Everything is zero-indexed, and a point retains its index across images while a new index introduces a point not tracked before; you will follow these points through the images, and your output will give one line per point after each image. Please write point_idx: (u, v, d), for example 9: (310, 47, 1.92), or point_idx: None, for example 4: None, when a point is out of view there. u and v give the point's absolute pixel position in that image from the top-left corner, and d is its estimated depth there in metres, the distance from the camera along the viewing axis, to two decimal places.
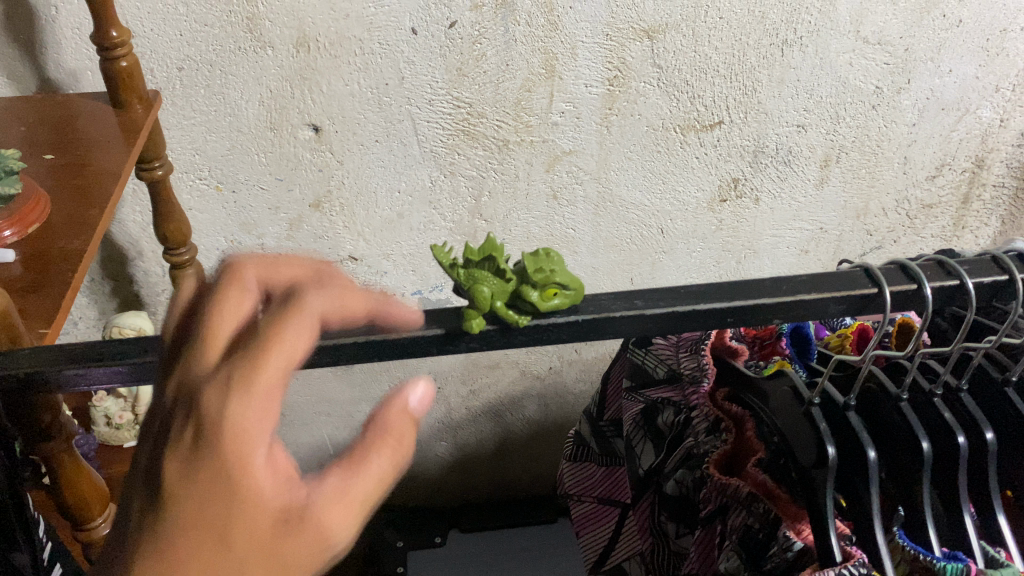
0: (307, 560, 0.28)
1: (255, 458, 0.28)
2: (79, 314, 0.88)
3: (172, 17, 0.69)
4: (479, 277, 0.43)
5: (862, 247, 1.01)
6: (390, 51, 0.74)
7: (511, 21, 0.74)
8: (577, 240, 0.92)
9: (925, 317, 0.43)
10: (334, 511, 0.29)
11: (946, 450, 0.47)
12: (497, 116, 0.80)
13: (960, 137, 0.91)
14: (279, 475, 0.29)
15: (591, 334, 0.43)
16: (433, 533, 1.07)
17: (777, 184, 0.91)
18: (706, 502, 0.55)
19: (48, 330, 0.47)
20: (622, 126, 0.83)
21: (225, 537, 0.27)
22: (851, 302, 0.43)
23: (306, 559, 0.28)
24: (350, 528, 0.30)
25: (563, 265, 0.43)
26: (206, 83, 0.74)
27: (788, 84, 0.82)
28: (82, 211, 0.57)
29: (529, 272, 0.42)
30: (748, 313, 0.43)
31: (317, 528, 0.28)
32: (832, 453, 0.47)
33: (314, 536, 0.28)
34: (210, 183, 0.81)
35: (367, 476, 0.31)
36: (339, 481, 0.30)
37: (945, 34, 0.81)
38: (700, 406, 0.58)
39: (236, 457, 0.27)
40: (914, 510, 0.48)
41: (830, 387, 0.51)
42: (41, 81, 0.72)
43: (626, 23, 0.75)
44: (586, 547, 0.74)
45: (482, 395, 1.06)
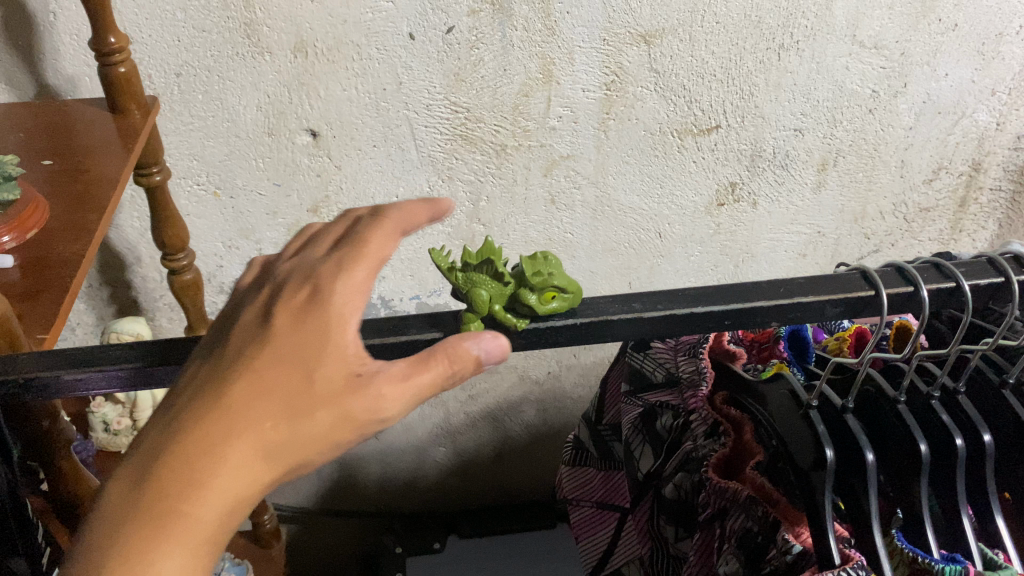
0: (361, 416, 0.34)
1: (342, 323, 0.34)
2: (77, 320, 0.88)
3: (170, 23, 0.70)
4: (477, 282, 0.44)
5: (860, 251, 1.01)
6: (387, 56, 0.74)
7: (509, 27, 0.74)
8: (575, 244, 0.92)
9: (922, 320, 0.44)
10: (391, 387, 0.34)
11: (944, 453, 0.47)
12: (495, 121, 0.80)
13: (956, 140, 0.91)
14: (358, 344, 0.35)
15: (589, 338, 0.43)
16: (431, 539, 1.07)
17: (775, 187, 0.91)
18: (705, 506, 0.55)
19: (46, 335, 0.47)
20: (619, 130, 0.83)
21: (303, 376, 0.33)
22: (849, 305, 0.43)
23: (360, 417, 0.34)
24: (403, 406, 0.34)
25: (560, 267, 0.43)
26: (204, 88, 0.74)
27: (785, 88, 0.82)
28: (80, 216, 0.57)
29: (526, 276, 0.43)
30: (745, 316, 0.43)
31: (375, 395, 0.34)
32: (831, 455, 0.47)
33: (369, 399, 0.34)
34: (208, 188, 0.81)
35: (429, 370, 0.35)
36: (404, 370, 0.35)
37: (941, 38, 0.82)
38: (698, 410, 0.58)
39: (328, 313, 0.34)
40: (912, 512, 0.48)
41: (828, 390, 0.52)
42: (39, 87, 0.72)
43: (624, 27, 0.76)
44: (586, 551, 0.74)
45: (480, 400, 1.06)
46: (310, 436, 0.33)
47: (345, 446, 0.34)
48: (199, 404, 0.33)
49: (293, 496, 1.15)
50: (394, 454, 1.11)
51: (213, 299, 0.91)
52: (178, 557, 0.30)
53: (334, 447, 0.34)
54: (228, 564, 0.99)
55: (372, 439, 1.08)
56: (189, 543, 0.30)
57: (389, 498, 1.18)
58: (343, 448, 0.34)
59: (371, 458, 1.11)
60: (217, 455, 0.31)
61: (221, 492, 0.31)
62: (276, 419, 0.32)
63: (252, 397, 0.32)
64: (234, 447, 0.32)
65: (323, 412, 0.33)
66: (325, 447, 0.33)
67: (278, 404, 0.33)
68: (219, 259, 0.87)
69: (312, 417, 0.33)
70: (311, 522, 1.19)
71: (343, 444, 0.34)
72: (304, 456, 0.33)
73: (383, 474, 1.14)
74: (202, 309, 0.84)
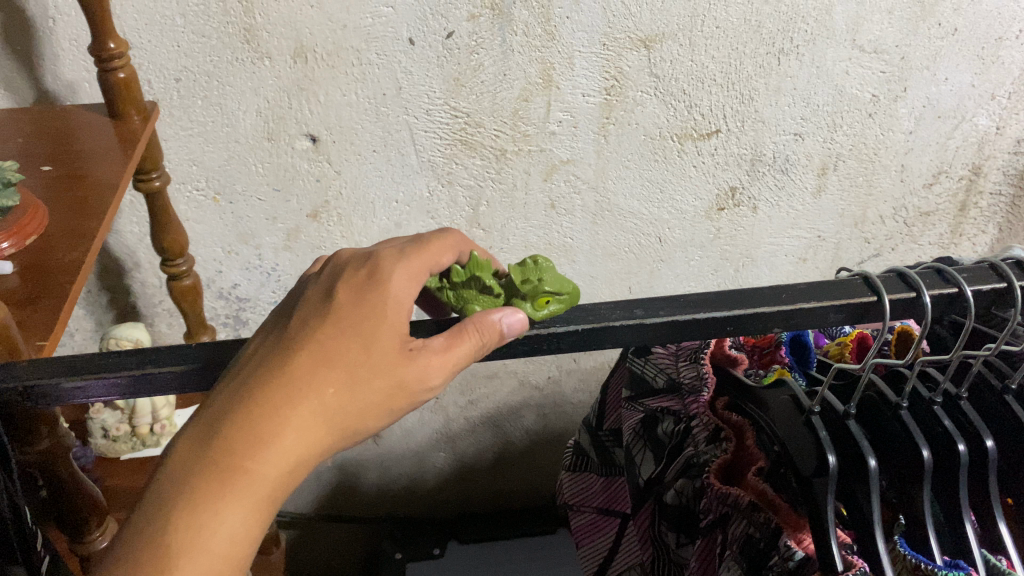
0: (408, 388, 0.39)
1: (397, 304, 0.40)
2: (76, 326, 0.88)
3: (169, 28, 0.69)
4: (470, 299, 0.46)
5: (860, 255, 1.01)
6: (387, 61, 0.74)
7: (509, 31, 0.74)
8: (575, 248, 0.92)
9: (924, 325, 0.43)
10: (436, 361, 0.39)
11: (946, 459, 0.47)
12: (495, 126, 0.80)
13: (956, 145, 0.91)
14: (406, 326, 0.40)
15: (590, 344, 0.42)
16: (431, 545, 1.07)
17: (775, 192, 0.91)
18: (707, 512, 0.54)
19: (46, 342, 0.47)
20: (619, 135, 0.83)
21: (364, 349, 0.38)
22: (851, 311, 0.43)
23: (408, 388, 0.39)
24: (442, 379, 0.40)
25: (550, 272, 0.45)
26: (204, 94, 0.74)
27: (785, 92, 0.82)
28: (80, 223, 0.57)
29: (517, 286, 0.44)
30: (747, 322, 0.43)
31: (423, 367, 0.39)
32: (833, 461, 0.47)
33: (416, 372, 0.39)
34: (208, 194, 0.81)
35: (467, 349, 0.40)
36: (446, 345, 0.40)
37: (941, 42, 0.81)
38: (700, 415, 0.58)
39: (387, 297, 0.40)
40: (914, 519, 0.48)
41: (830, 396, 0.52)
42: (38, 93, 0.72)
43: (624, 32, 0.75)
44: (586, 557, 0.74)
45: (480, 405, 1.06)
46: (365, 402, 0.38)
47: (391, 414, 0.40)
48: (270, 368, 0.38)
49: (292, 502, 1.15)
50: (394, 459, 1.11)
51: (212, 305, 0.91)
52: (253, 497, 0.35)
53: (382, 413, 0.39)
54: None
55: (372, 445, 1.08)
56: (261, 488, 0.35)
57: (389, 503, 1.18)
58: (389, 414, 0.40)
59: (371, 464, 1.11)
60: (287, 414, 0.36)
61: (289, 446, 0.36)
62: (341, 385, 0.38)
63: (318, 364, 0.38)
64: (303, 408, 0.37)
65: (379, 381, 0.38)
66: (376, 412, 0.39)
67: (341, 373, 0.38)
68: (219, 265, 0.87)
69: (367, 385, 0.38)
70: (311, 528, 1.19)
71: (390, 410, 0.39)
72: (359, 419, 0.38)
73: (383, 479, 1.14)
74: (201, 315, 0.84)
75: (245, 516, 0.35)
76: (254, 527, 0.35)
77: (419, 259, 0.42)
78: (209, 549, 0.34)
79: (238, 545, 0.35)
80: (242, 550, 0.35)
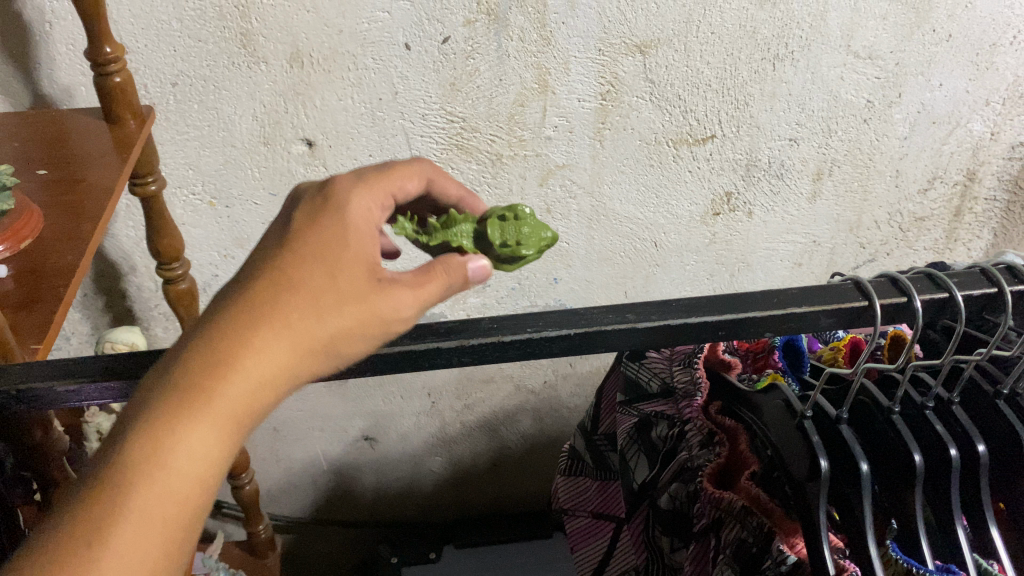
0: (383, 311, 0.36)
1: (361, 231, 0.37)
2: (71, 329, 0.88)
3: (166, 33, 0.70)
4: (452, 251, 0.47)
5: (855, 260, 1.01)
6: (383, 66, 0.75)
7: (505, 37, 0.74)
8: (571, 253, 0.92)
9: (915, 330, 0.44)
10: (407, 292, 0.37)
11: (938, 464, 0.47)
12: (491, 131, 0.80)
13: (951, 150, 0.91)
14: (372, 252, 0.38)
15: (583, 348, 0.43)
16: (427, 549, 1.07)
17: (770, 197, 0.91)
18: (700, 516, 0.55)
19: (40, 345, 0.47)
20: (614, 140, 0.83)
21: (332, 271, 0.35)
22: (842, 316, 0.43)
23: (384, 313, 0.36)
24: (417, 307, 0.38)
25: (522, 221, 0.47)
26: (200, 98, 0.74)
27: (780, 97, 0.82)
28: (75, 227, 0.57)
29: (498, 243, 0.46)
30: (739, 326, 0.43)
31: (395, 296, 0.37)
32: (825, 466, 0.47)
33: (391, 295, 0.36)
34: (204, 198, 0.81)
35: (435, 280, 0.39)
36: (413, 280, 0.38)
37: (935, 49, 0.82)
38: (694, 420, 0.58)
39: (349, 222, 0.37)
40: (907, 523, 0.48)
41: (822, 400, 0.52)
42: (34, 97, 0.72)
43: (619, 37, 0.76)
44: (581, 561, 0.73)
45: (476, 410, 1.06)
46: (339, 323, 0.35)
47: (367, 340, 0.36)
48: (234, 293, 0.34)
49: (288, 506, 1.15)
50: (390, 464, 1.11)
51: None
52: (217, 422, 0.31)
53: (357, 338, 0.36)
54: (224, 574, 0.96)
55: (368, 449, 1.08)
56: (226, 413, 0.32)
57: (385, 507, 1.18)
58: (365, 341, 0.36)
59: (367, 468, 1.11)
60: (254, 336, 0.33)
61: (258, 369, 0.32)
62: (310, 306, 0.34)
63: (283, 286, 0.34)
64: (270, 326, 0.33)
65: (351, 307, 0.35)
66: (351, 334, 0.35)
67: (308, 296, 0.34)
68: (215, 268, 0.87)
69: (341, 305, 0.35)
70: (307, 532, 1.19)
71: (365, 336, 0.36)
72: (331, 345, 0.35)
73: (379, 484, 1.14)
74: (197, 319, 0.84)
75: (208, 442, 0.31)
76: (218, 457, 0.32)
77: (381, 185, 0.41)
78: (168, 478, 0.30)
79: (200, 474, 0.31)
80: (205, 482, 0.31)
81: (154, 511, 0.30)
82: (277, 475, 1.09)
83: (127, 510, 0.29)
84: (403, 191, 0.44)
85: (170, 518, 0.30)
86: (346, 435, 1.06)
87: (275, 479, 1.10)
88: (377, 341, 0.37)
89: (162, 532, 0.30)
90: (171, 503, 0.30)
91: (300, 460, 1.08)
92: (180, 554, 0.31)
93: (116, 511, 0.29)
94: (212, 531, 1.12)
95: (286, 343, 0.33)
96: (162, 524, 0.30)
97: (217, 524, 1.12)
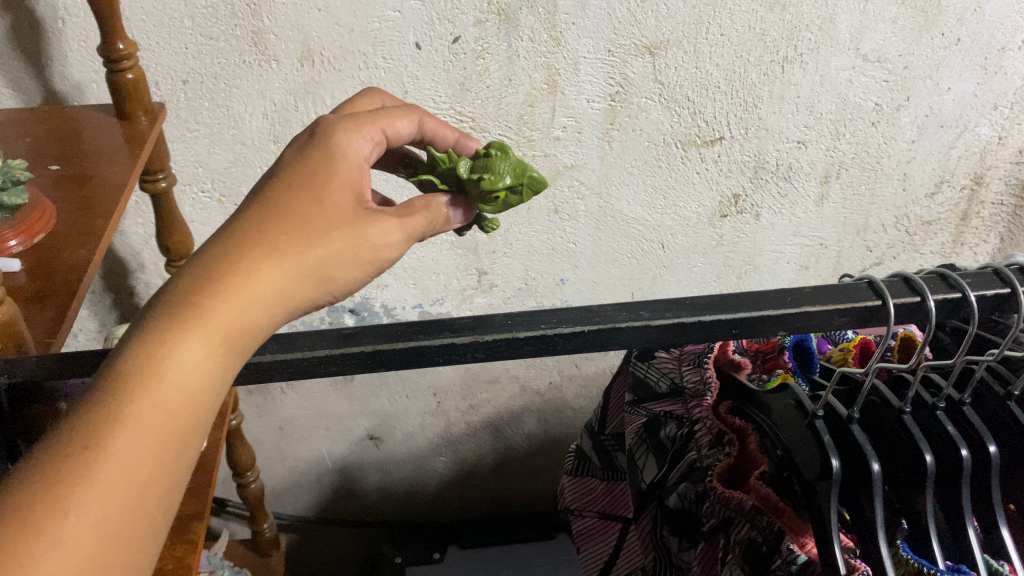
0: (365, 239, 0.39)
1: (346, 168, 0.41)
2: (79, 326, 0.88)
3: (178, 30, 0.70)
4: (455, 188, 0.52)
5: (862, 263, 1.02)
6: (393, 65, 0.75)
7: (515, 37, 0.74)
8: (578, 254, 0.93)
9: (928, 330, 0.44)
10: (389, 222, 0.40)
11: (948, 464, 0.47)
12: (500, 131, 0.80)
13: (958, 154, 0.91)
14: (357, 187, 0.41)
15: (596, 345, 0.43)
16: (431, 549, 1.07)
17: (778, 200, 0.92)
18: (709, 516, 0.55)
19: (54, 338, 0.47)
20: (623, 141, 0.83)
21: (318, 201, 0.39)
22: (855, 315, 0.43)
23: (367, 241, 0.39)
24: (398, 239, 0.41)
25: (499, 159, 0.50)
26: (211, 96, 0.74)
27: (789, 100, 0.83)
28: (87, 222, 0.57)
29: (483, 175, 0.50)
30: (752, 325, 0.43)
31: (379, 225, 0.40)
32: (836, 465, 0.48)
33: (372, 226, 0.39)
34: (213, 196, 0.81)
35: (416, 216, 0.43)
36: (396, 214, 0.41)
37: (943, 52, 0.82)
38: (703, 419, 0.58)
39: (335, 160, 0.41)
40: (917, 524, 0.48)
41: (833, 400, 0.52)
42: (46, 93, 0.72)
43: (629, 38, 0.76)
44: (587, 562, 0.73)
45: (481, 410, 1.06)
46: (325, 250, 0.37)
47: (356, 270, 0.39)
48: (227, 228, 0.37)
49: (293, 505, 1.15)
50: (394, 463, 1.11)
51: None
52: (210, 340, 0.33)
53: (346, 266, 0.38)
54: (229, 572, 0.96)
55: (373, 448, 1.08)
56: (218, 333, 0.33)
57: (389, 507, 1.18)
58: (353, 270, 0.39)
59: (372, 468, 1.11)
60: (246, 259, 0.35)
61: (252, 288, 0.35)
62: (297, 232, 0.37)
63: (272, 215, 0.37)
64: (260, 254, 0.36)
65: (338, 233, 0.38)
66: (339, 262, 0.38)
67: (296, 222, 0.37)
68: None
69: (327, 235, 0.38)
70: (311, 531, 1.19)
71: (353, 265, 0.38)
72: (320, 271, 0.37)
73: (383, 483, 1.14)
74: None
75: (202, 360, 0.33)
76: (210, 377, 0.33)
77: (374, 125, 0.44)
78: (164, 387, 0.31)
79: (194, 391, 0.33)
80: (200, 402, 0.33)
81: (149, 419, 0.31)
82: (282, 474, 1.09)
83: (124, 416, 0.30)
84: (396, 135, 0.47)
85: (165, 428, 0.31)
86: (351, 435, 1.06)
87: (280, 477, 1.10)
88: (365, 272, 0.40)
89: (157, 441, 0.31)
90: (167, 415, 0.31)
91: (305, 459, 1.08)
92: (175, 471, 0.32)
93: (113, 415, 0.30)
94: (217, 530, 1.13)
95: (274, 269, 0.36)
96: (158, 434, 0.31)
97: (221, 523, 1.13)
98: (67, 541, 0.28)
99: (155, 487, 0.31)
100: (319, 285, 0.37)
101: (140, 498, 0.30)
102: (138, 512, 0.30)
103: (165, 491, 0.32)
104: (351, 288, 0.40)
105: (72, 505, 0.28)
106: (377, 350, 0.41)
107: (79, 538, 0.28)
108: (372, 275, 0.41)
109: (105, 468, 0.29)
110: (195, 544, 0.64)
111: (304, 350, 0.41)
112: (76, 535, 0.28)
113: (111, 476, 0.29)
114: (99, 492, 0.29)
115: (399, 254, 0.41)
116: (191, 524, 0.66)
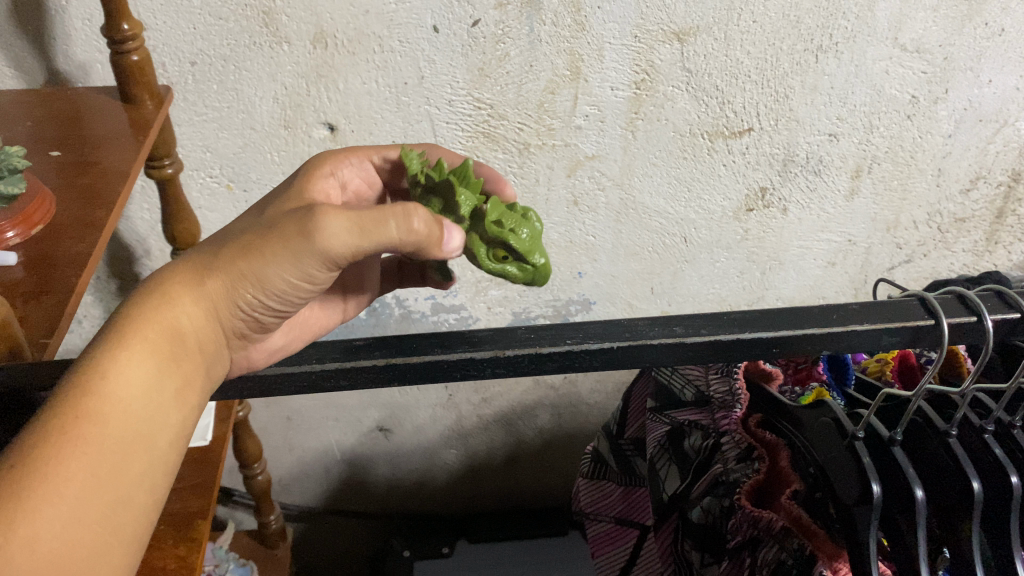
0: (297, 232, 0.38)
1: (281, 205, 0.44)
2: (84, 312, 0.86)
3: (185, 10, 0.67)
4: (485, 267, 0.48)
5: (890, 261, 0.98)
6: (410, 49, 0.71)
7: (537, 21, 0.71)
8: (597, 247, 0.90)
9: (985, 352, 0.40)
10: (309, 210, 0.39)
11: (997, 492, 0.44)
12: (519, 119, 0.77)
13: (996, 150, 0.87)
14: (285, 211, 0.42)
15: (625, 363, 0.40)
16: (440, 544, 1.04)
17: (806, 194, 0.88)
18: (736, 533, 0.52)
19: (49, 338, 0.45)
20: (647, 130, 0.80)
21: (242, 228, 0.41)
22: (905, 334, 0.40)
23: (288, 233, 0.38)
24: (341, 234, 0.38)
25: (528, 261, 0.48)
26: (220, 78, 0.71)
27: (822, 91, 0.79)
28: (89, 213, 0.54)
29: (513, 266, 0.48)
30: (795, 344, 0.40)
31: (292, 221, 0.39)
32: (877, 492, 0.44)
33: (305, 220, 0.38)
34: (221, 181, 0.79)
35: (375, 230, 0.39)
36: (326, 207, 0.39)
37: (986, 43, 0.78)
38: (730, 432, 0.56)
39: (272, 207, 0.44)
40: (960, 554, 0.45)
41: (876, 421, 0.48)
42: (49, 73, 0.69)
43: (656, 24, 0.72)
44: (602, 568, 0.70)
45: (494, 404, 1.03)
46: (236, 251, 0.39)
47: (278, 270, 0.39)
48: (160, 272, 0.41)
49: (300, 494, 1.13)
50: (404, 456, 1.09)
51: None
52: (145, 352, 0.37)
53: (262, 260, 0.39)
54: (232, 567, 0.99)
55: (382, 440, 1.06)
56: (152, 345, 0.37)
57: (398, 498, 1.16)
58: (283, 264, 0.39)
59: (381, 459, 1.09)
60: (167, 292, 0.39)
61: (166, 312, 0.38)
62: (206, 257, 0.40)
63: (197, 252, 0.41)
64: (175, 278, 0.40)
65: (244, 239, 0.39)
66: (252, 256, 0.39)
67: (212, 248, 0.40)
68: None
69: (245, 236, 0.40)
70: (319, 521, 1.17)
71: (279, 256, 0.39)
72: (238, 272, 0.39)
73: (392, 475, 1.12)
74: None
75: (141, 369, 0.36)
76: (153, 387, 0.37)
77: (357, 151, 0.55)
78: (105, 404, 0.35)
79: (141, 400, 0.36)
80: (148, 408, 0.36)
81: (92, 435, 0.34)
82: (289, 463, 1.08)
83: (76, 426, 0.33)
84: (389, 159, 0.57)
85: (118, 432, 0.35)
86: (360, 425, 1.03)
87: (288, 467, 1.08)
88: (295, 270, 0.39)
89: (110, 445, 0.34)
90: (118, 420, 0.35)
91: (313, 449, 1.06)
92: (130, 473, 0.35)
93: (66, 426, 0.33)
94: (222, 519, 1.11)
95: (191, 286, 0.39)
96: (111, 439, 0.34)
97: (227, 512, 1.11)
98: (33, 537, 0.31)
99: (113, 485, 0.34)
100: (242, 287, 0.39)
101: (99, 498, 0.34)
102: (81, 524, 0.33)
103: (125, 492, 0.35)
104: (286, 291, 0.41)
105: (34, 505, 0.31)
106: (390, 364, 0.39)
107: (47, 532, 0.31)
108: (307, 276, 0.40)
109: (64, 470, 0.32)
110: (199, 543, 0.65)
111: (312, 363, 0.39)
112: (44, 530, 0.31)
113: (72, 477, 0.33)
114: (63, 492, 0.32)
115: (334, 252, 0.39)
116: (193, 521, 0.67)
